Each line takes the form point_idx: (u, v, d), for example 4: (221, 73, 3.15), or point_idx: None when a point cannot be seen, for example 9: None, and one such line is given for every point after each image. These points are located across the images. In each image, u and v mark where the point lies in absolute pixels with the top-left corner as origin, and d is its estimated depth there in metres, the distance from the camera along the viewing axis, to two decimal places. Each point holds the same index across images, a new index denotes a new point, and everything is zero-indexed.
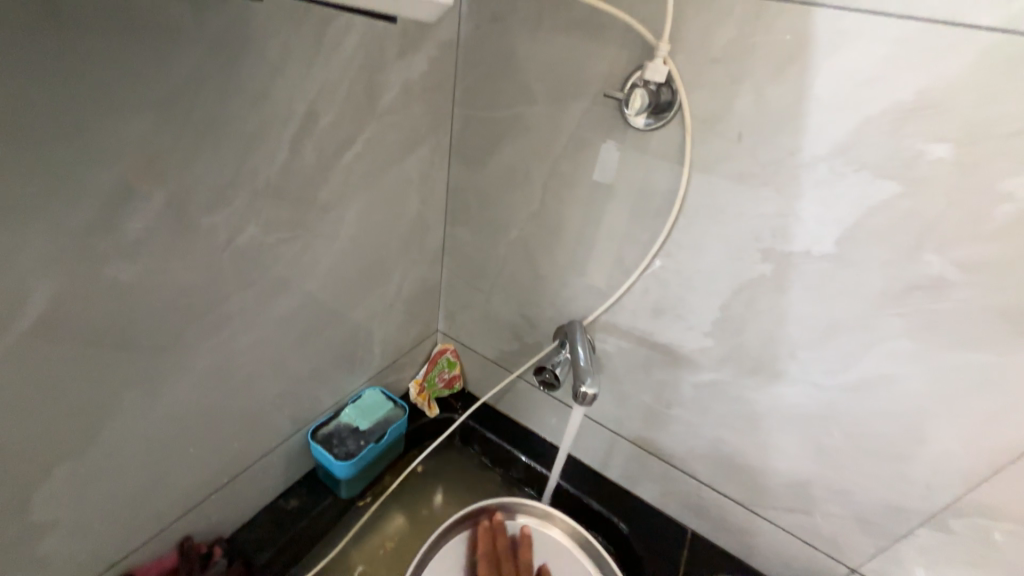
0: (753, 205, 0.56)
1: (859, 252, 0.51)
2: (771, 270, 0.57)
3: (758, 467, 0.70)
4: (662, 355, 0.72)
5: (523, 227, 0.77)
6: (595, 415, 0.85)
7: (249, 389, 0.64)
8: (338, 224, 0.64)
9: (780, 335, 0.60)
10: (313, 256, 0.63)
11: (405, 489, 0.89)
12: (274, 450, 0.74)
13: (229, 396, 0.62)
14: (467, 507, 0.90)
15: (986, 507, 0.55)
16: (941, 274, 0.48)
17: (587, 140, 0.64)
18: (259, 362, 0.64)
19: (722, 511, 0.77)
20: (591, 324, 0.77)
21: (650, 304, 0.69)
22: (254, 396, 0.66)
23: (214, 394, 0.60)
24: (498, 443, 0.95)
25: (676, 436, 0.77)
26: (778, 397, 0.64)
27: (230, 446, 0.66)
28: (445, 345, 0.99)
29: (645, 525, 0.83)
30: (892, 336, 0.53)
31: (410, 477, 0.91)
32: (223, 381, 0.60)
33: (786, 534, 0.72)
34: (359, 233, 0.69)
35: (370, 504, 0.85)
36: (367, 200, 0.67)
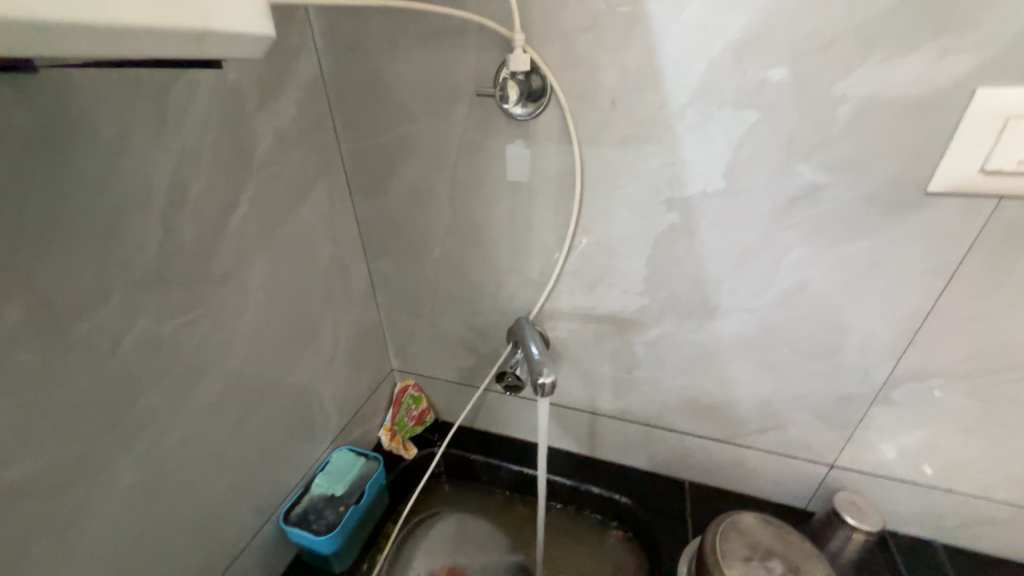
0: (643, 163, 0.59)
1: (743, 181, 0.55)
2: (677, 218, 0.61)
3: (724, 401, 0.74)
4: (609, 325, 0.74)
5: (443, 242, 0.76)
6: (568, 402, 0.85)
7: (194, 493, 0.58)
8: (246, 292, 0.60)
9: (702, 273, 0.64)
10: (225, 332, 0.58)
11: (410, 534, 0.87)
12: (246, 548, 0.68)
13: (170, 508, 0.56)
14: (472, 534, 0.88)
15: (917, 372, 0.61)
16: (814, 181, 0.53)
17: (476, 142, 0.65)
18: (198, 460, 0.58)
19: (707, 452, 0.80)
20: (536, 317, 0.77)
21: (583, 281, 0.71)
22: (202, 499, 0.60)
23: (154, 512, 0.54)
24: (484, 462, 0.92)
25: (645, 397, 0.79)
26: (721, 330, 0.67)
27: (190, 562, 0.59)
28: (405, 382, 0.96)
29: (645, 492, 0.84)
30: (792, 248, 0.58)
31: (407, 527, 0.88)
32: (159, 495, 0.54)
33: (767, 454, 0.76)
34: (273, 295, 0.65)
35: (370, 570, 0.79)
36: (272, 259, 0.63)
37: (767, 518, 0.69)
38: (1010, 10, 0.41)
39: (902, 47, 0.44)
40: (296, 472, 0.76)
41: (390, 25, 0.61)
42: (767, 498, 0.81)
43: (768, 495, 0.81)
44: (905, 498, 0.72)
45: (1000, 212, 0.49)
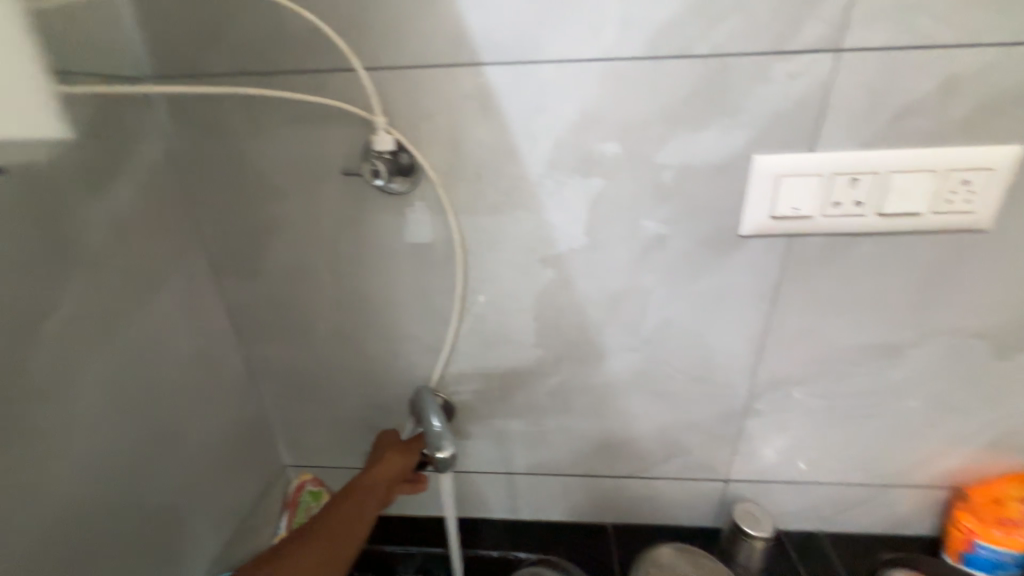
0: (516, 226, 0.63)
1: (602, 236, 0.62)
2: (554, 273, 0.65)
3: (627, 437, 0.77)
4: (511, 381, 0.75)
5: (329, 318, 0.72)
6: (483, 466, 0.83)
7: None
8: (75, 407, 0.50)
9: (585, 320, 0.68)
10: (44, 460, 0.47)
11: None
12: None
13: None
14: None
15: (771, 383, 0.70)
16: (658, 231, 0.61)
17: (353, 217, 0.65)
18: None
19: (622, 491, 0.82)
20: (438, 383, 0.75)
21: (480, 340, 0.72)
22: None
23: None
24: (403, 551, 0.84)
25: (557, 446, 0.79)
26: (611, 370, 0.72)
27: None
28: (301, 478, 0.85)
29: (572, 546, 0.83)
30: (653, 289, 0.65)
31: None
32: None
33: (673, 480, 0.80)
34: (115, 405, 0.55)
35: None
36: (111, 366, 0.54)
37: (682, 545, 0.72)
38: (761, 97, 0.53)
39: (698, 125, 0.55)
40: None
41: (249, 108, 0.60)
42: (683, 524, 0.84)
43: (682, 521, 0.84)
44: (789, 498, 0.80)
45: (794, 246, 0.60)
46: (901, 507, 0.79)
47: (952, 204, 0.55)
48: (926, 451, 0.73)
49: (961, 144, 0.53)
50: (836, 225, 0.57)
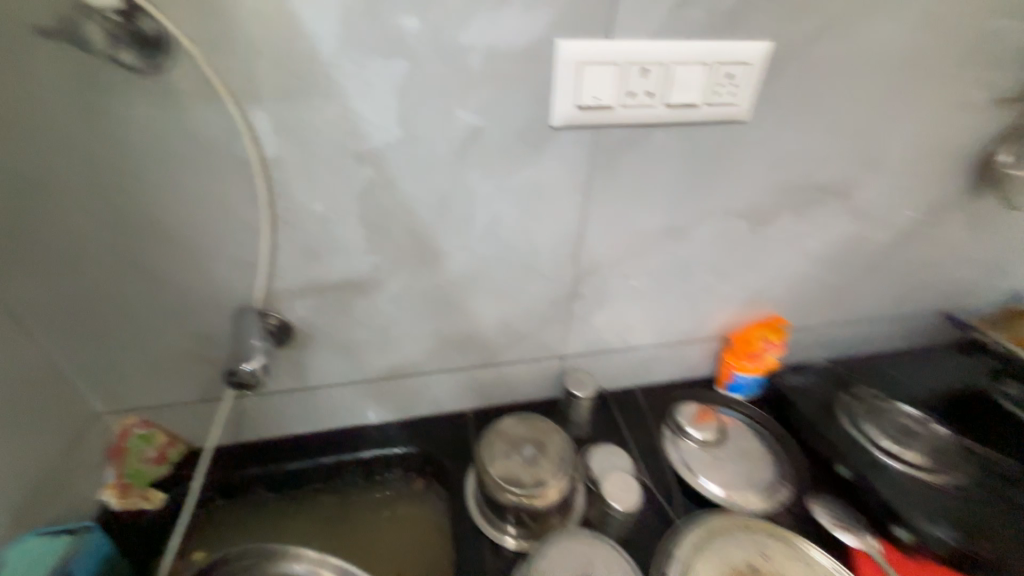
0: (319, 118, 0.57)
1: (417, 129, 0.59)
2: (372, 172, 0.62)
3: (473, 333, 0.83)
4: (348, 292, 0.72)
5: (102, 239, 0.60)
6: (335, 378, 0.82)
7: None
8: None
9: (414, 221, 0.67)
10: None
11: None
12: None
13: None
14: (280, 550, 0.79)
15: (592, 268, 0.79)
16: (474, 123, 0.60)
17: (97, 104, 0.52)
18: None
19: (477, 379, 0.90)
20: (265, 301, 0.70)
21: (303, 251, 0.67)
22: None
23: None
24: (258, 473, 0.84)
25: (409, 349, 0.82)
26: (448, 271, 0.74)
27: None
28: (124, 424, 0.76)
29: (432, 434, 0.90)
30: (477, 185, 0.65)
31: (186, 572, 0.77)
32: None
33: (518, 364, 0.90)
34: None
35: None
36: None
37: (525, 415, 0.82)
38: None
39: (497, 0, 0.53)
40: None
41: None
42: (531, 400, 0.97)
43: (530, 396, 0.96)
44: (612, 364, 0.96)
45: (600, 138, 0.64)
46: (691, 358, 1.00)
47: (720, 97, 0.63)
48: (706, 312, 0.92)
49: (727, 39, 0.60)
50: (632, 116, 0.62)
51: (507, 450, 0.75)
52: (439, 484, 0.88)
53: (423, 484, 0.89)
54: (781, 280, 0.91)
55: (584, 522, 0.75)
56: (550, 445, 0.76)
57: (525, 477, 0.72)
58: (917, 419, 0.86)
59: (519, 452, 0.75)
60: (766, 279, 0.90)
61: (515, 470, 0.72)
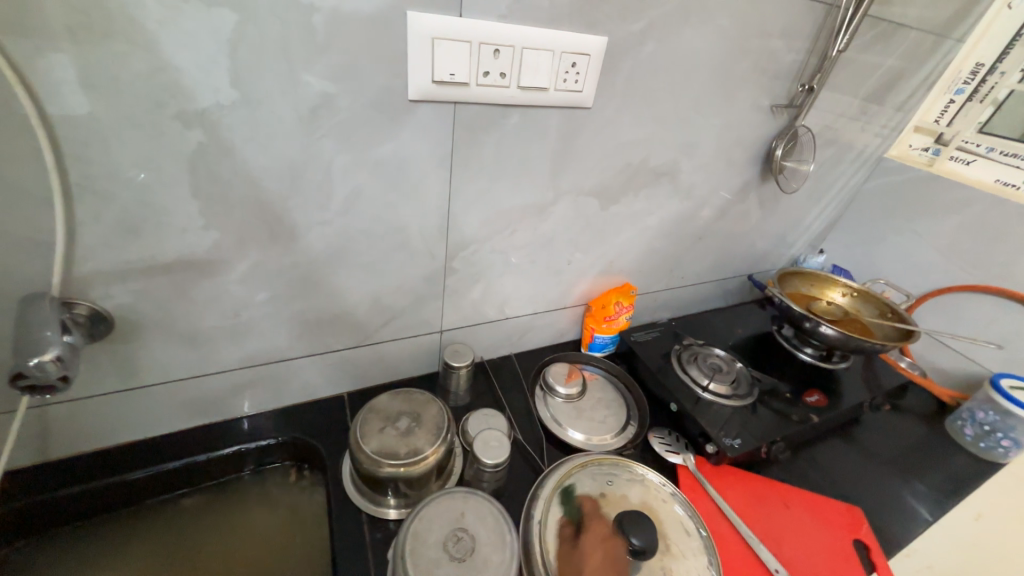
0: (122, 67, 0.48)
1: (255, 90, 0.54)
2: (203, 135, 0.55)
3: (343, 312, 0.80)
4: (185, 273, 0.64)
5: None
6: (178, 372, 0.73)
7: None
8: None
9: (261, 193, 0.61)
10: None
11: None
12: None
13: None
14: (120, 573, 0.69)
15: (463, 243, 0.82)
16: (323, 89, 0.57)
17: None
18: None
19: (352, 360, 0.88)
20: (68, 287, 0.58)
21: (116, 226, 0.57)
22: None
23: None
24: (81, 490, 0.71)
25: (270, 333, 0.76)
26: (308, 248, 0.69)
27: None
28: None
29: (304, 421, 0.86)
30: (333, 156, 0.62)
31: None
32: None
33: (396, 341, 0.90)
34: None
35: None
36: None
37: (400, 390, 0.83)
38: None
39: None
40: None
41: None
42: (410, 375, 0.98)
43: (410, 372, 0.97)
44: (488, 334, 1.01)
45: (460, 114, 0.66)
46: (559, 324, 1.11)
47: (566, 84, 0.69)
48: (570, 282, 1.02)
49: (569, 29, 0.65)
50: (486, 95, 0.65)
51: (382, 425, 0.76)
52: (314, 469, 0.85)
53: (297, 473, 0.85)
54: (629, 251, 1.04)
55: (461, 482, 0.81)
56: (426, 415, 0.79)
57: (399, 448, 0.73)
58: (723, 359, 1.09)
59: (394, 425, 0.76)
60: (617, 250, 1.03)
61: (390, 442, 0.73)
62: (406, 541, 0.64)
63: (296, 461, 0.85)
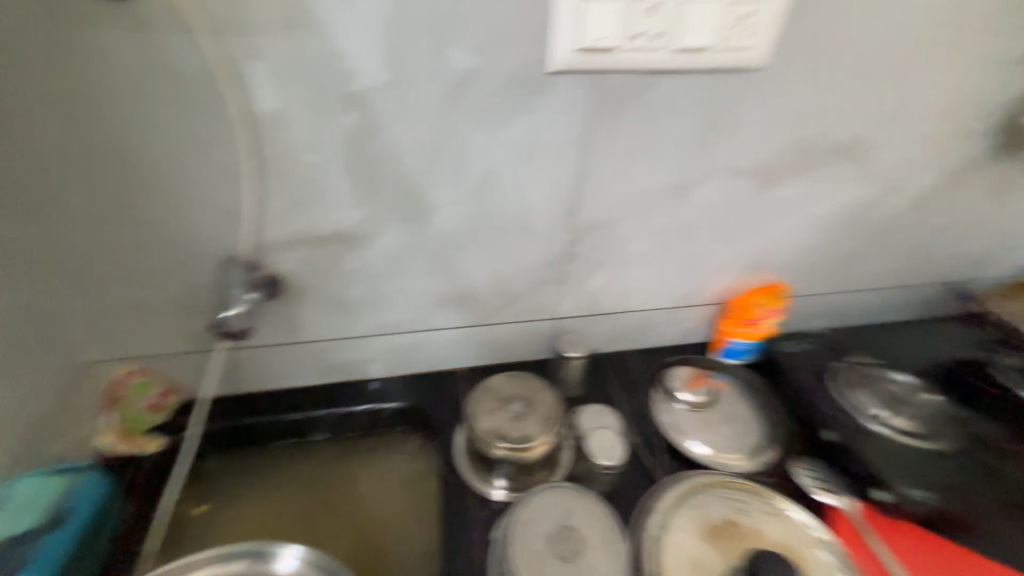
0: (300, 54, 0.54)
1: (406, 70, 0.56)
2: (359, 117, 0.59)
3: (467, 292, 0.82)
4: (338, 245, 0.71)
5: (83, 182, 0.59)
6: (328, 333, 0.82)
7: None
8: None
9: (404, 171, 0.64)
10: None
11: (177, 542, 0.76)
12: None
13: None
14: (280, 496, 0.83)
15: (590, 227, 0.77)
16: (465, 65, 0.57)
17: (71, 34, 0.51)
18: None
19: (470, 339, 0.90)
20: (253, 252, 0.68)
21: (291, 200, 0.65)
22: None
23: None
24: (253, 423, 0.85)
25: (401, 305, 0.81)
26: (439, 226, 0.72)
27: None
28: (117, 373, 0.72)
29: (424, 390, 0.91)
30: (468, 133, 0.62)
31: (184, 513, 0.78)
32: None
33: (512, 324, 0.90)
34: None
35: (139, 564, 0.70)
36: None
37: (515, 372, 0.82)
38: None
39: None
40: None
41: None
42: (521, 359, 0.96)
43: (522, 356, 0.96)
44: (606, 327, 0.95)
45: (601, 84, 0.61)
46: (687, 324, 0.99)
47: (731, 41, 0.59)
48: (705, 276, 0.90)
49: None
50: (632, 59, 0.58)
51: (497, 406, 0.76)
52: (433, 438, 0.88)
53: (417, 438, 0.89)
54: (784, 245, 0.88)
55: (571, 476, 0.78)
56: (540, 402, 0.77)
57: (512, 432, 0.73)
58: (906, 388, 0.87)
59: (508, 407, 0.76)
60: (769, 243, 0.87)
61: (503, 424, 0.74)
62: (512, 526, 0.64)
63: (417, 428, 0.90)
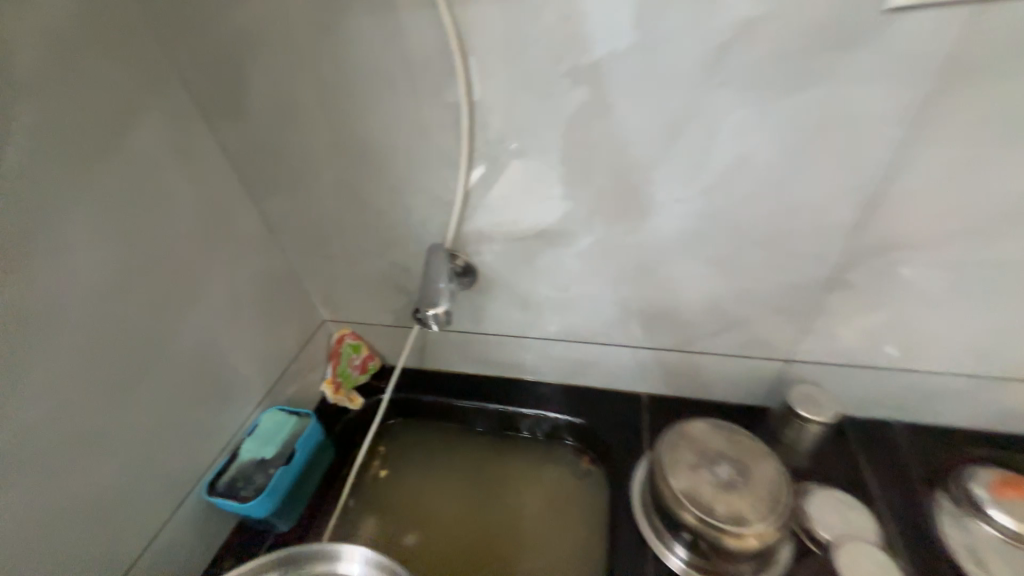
0: (537, 22, 0.47)
1: (659, 30, 0.45)
2: (588, 93, 0.49)
3: (671, 308, 0.67)
4: (535, 241, 0.65)
5: (331, 166, 0.65)
6: (510, 330, 0.79)
7: (84, 472, 0.52)
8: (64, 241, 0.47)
9: (628, 159, 0.53)
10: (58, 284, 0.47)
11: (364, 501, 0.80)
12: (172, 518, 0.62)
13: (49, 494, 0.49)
14: (448, 480, 0.83)
15: (879, 248, 0.54)
16: (743, 16, 0.43)
17: (334, 21, 0.52)
18: (55, 447, 0.49)
19: (663, 364, 0.76)
20: (455, 241, 0.67)
21: (496, 189, 0.60)
22: (98, 478, 0.53)
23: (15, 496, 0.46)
24: (433, 402, 0.87)
25: (591, 314, 0.72)
26: (656, 231, 0.59)
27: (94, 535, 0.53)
28: (340, 332, 0.88)
29: (601, 412, 0.81)
30: (729, 112, 0.48)
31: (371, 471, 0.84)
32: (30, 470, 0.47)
33: (723, 358, 0.71)
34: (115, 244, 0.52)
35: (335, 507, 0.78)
36: (89, 198, 0.49)
37: (720, 423, 0.66)
38: None
39: None
40: (197, 466, 0.66)
41: None
42: (724, 401, 0.78)
43: (726, 397, 0.77)
44: (862, 385, 0.68)
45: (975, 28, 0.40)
46: (1013, 404, 0.64)
47: None
48: None
49: None
50: None
51: (697, 464, 0.60)
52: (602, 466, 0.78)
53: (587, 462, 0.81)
54: None
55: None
56: (755, 474, 0.59)
57: (717, 505, 0.56)
58: None
59: (711, 470, 0.59)
60: None
61: (705, 491, 0.57)
62: None
63: (585, 449, 0.82)
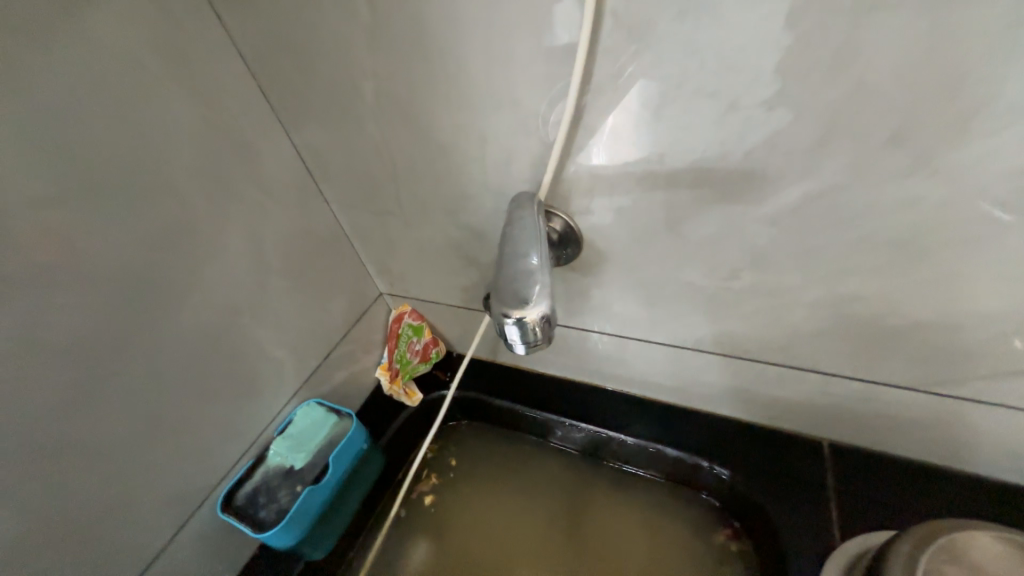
0: None
1: None
2: None
3: (929, 312, 0.39)
4: (689, 196, 0.40)
5: (375, 72, 0.43)
6: (625, 329, 0.55)
7: (51, 481, 0.40)
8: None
9: (993, 2, 0.26)
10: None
11: (418, 527, 0.63)
12: (186, 527, 0.51)
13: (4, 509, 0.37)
14: (522, 512, 0.63)
15: None
16: None
17: None
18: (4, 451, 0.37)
19: (882, 403, 0.48)
20: (555, 192, 0.44)
21: (650, 95, 0.35)
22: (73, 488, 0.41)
23: None
24: (510, 409, 0.67)
25: (764, 317, 0.46)
26: (964, 178, 0.32)
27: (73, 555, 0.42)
28: (400, 308, 0.69)
29: (754, 461, 0.56)
30: None
31: (426, 481, 0.67)
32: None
33: (1010, 411, 0.42)
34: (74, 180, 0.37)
35: (382, 524, 0.63)
36: (22, 114, 0.34)
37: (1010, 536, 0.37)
38: None
39: None
40: (215, 468, 0.53)
41: None
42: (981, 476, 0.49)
43: (982, 467, 0.48)
44: None
45: None
46: None
47: None
48: None
49: None
50: None
51: None
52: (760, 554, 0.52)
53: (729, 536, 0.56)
54: None
55: None
56: None
57: None
58: None
59: None
60: None
61: None
62: None
63: (728, 514, 0.57)
